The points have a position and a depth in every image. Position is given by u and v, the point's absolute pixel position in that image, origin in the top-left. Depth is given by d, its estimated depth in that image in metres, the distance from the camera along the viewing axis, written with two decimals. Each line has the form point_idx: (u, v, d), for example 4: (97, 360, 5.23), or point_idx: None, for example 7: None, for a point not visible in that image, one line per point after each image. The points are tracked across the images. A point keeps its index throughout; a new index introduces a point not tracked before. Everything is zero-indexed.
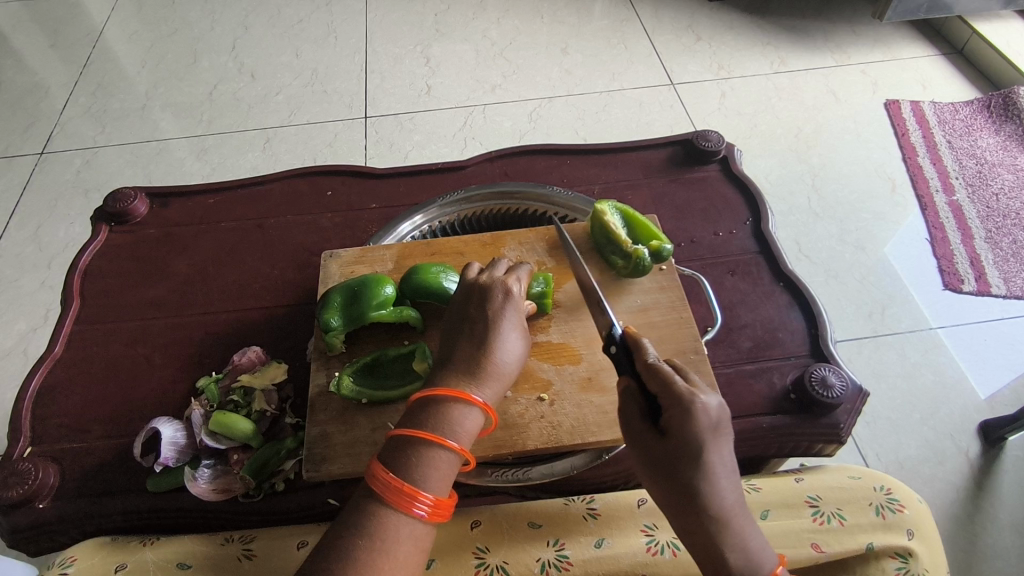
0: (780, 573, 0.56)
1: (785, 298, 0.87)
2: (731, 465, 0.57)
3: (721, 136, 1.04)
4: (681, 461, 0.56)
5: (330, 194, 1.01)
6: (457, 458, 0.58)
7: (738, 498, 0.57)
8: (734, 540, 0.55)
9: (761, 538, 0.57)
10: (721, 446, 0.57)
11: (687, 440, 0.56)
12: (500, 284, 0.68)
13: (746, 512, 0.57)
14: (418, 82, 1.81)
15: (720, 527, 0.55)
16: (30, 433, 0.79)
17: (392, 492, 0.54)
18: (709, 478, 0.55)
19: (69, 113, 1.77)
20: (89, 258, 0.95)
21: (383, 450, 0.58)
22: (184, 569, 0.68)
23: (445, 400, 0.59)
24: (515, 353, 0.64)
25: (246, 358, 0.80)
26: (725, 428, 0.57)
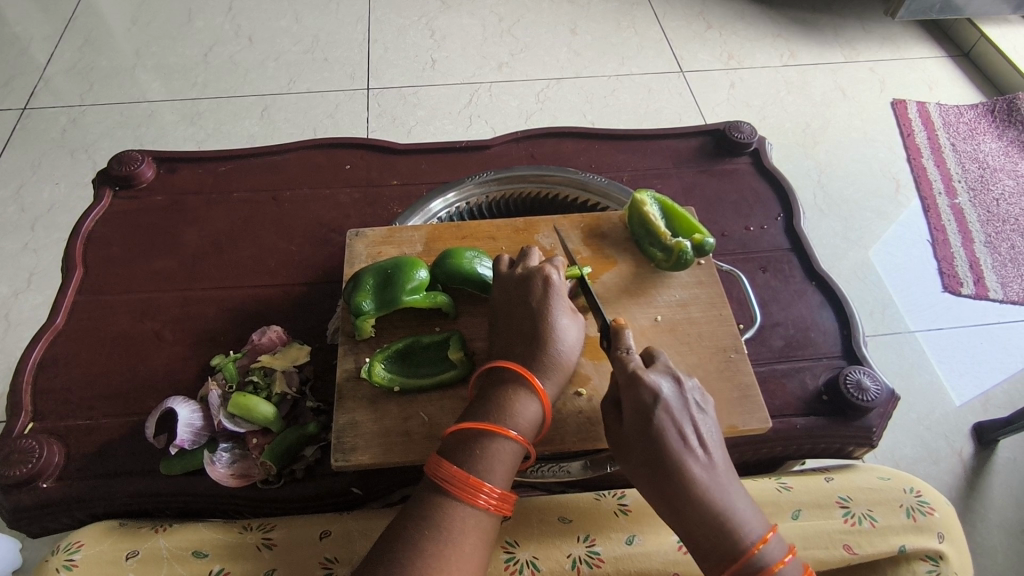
0: (768, 539, 0.56)
1: (817, 297, 0.86)
2: (694, 440, 0.58)
3: (753, 128, 1.01)
4: (638, 439, 0.58)
5: (348, 168, 0.96)
6: (518, 449, 0.58)
7: (705, 470, 0.57)
8: (703, 510, 0.55)
9: (748, 507, 0.57)
10: (678, 421, 0.58)
11: (640, 418, 0.58)
12: (539, 272, 0.66)
13: (720, 483, 0.57)
14: (422, 55, 1.75)
15: (688, 501, 0.56)
16: (31, 408, 0.75)
17: (456, 484, 0.55)
18: (667, 452, 0.56)
19: (54, 67, 1.68)
20: (92, 224, 0.90)
21: (445, 443, 0.59)
22: (200, 558, 0.65)
23: (507, 393, 0.60)
24: (570, 340, 0.64)
25: (267, 337, 0.76)
26: (677, 403, 0.59)
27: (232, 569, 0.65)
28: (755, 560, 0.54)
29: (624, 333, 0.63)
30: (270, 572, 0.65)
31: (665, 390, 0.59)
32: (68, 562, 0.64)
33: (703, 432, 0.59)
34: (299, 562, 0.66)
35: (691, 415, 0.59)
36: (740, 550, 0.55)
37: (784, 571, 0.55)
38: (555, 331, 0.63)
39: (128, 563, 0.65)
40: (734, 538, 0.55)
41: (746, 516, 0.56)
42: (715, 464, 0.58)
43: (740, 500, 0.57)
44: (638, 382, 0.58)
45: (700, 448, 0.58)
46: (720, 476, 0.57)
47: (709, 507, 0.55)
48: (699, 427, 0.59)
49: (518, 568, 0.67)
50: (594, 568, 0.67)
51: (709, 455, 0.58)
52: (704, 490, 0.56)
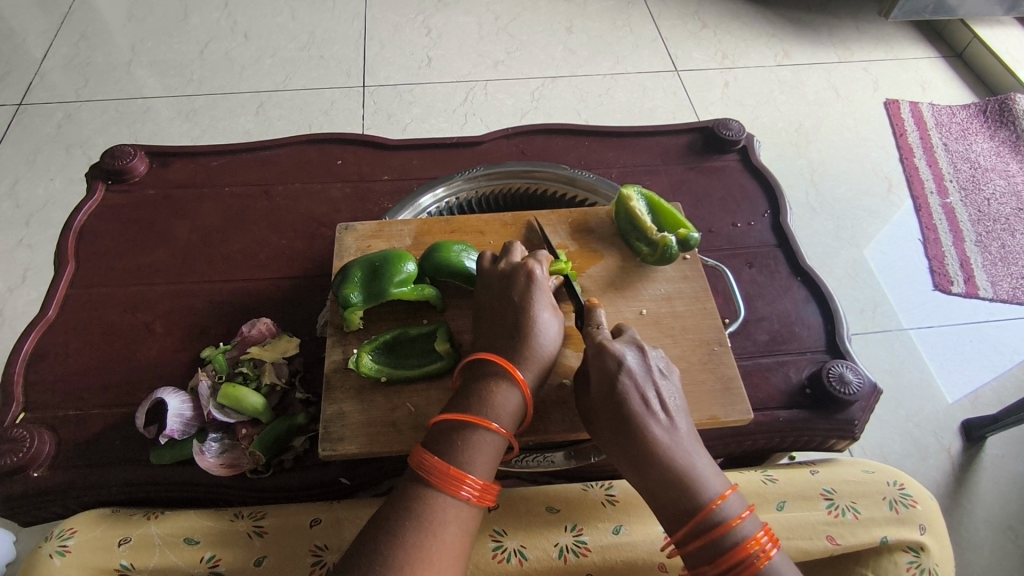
0: (728, 496, 0.57)
1: (802, 292, 0.87)
2: (656, 404, 0.61)
3: (742, 126, 1.02)
4: (604, 406, 0.61)
5: (340, 163, 0.97)
6: (501, 442, 0.59)
7: (666, 432, 0.60)
8: (663, 469, 0.58)
9: (708, 467, 0.59)
10: (641, 386, 0.61)
11: (604, 384, 0.61)
12: (522, 268, 0.68)
13: (681, 445, 0.59)
14: (418, 52, 1.76)
15: (649, 460, 0.58)
16: (23, 399, 0.76)
17: (439, 476, 0.56)
18: (629, 416, 0.60)
19: (50, 63, 1.69)
20: (84, 218, 0.91)
21: (428, 435, 0.60)
22: (192, 544, 0.67)
23: (490, 386, 0.61)
24: (552, 335, 0.65)
25: (256, 329, 0.77)
26: (641, 371, 0.62)
27: (223, 556, 0.66)
28: (712, 515, 0.56)
29: (596, 310, 0.67)
30: (260, 559, 0.67)
31: (629, 358, 0.62)
32: (61, 547, 0.66)
33: (667, 398, 0.62)
34: (290, 549, 0.67)
35: (654, 382, 0.62)
36: (698, 507, 0.56)
37: (743, 528, 0.56)
38: (537, 326, 0.64)
39: (121, 549, 0.66)
40: (692, 496, 0.57)
41: (707, 475, 0.58)
42: (677, 428, 0.60)
43: (701, 462, 0.59)
44: (603, 352, 0.62)
45: (663, 412, 0.61)
46: (681, 438, 0.60)
47: (669, 467, 0.58)
48: (663, 394, 0.62)
49: (505, 555, 0.69)
50: (580, 556, 0.69)
51: (671, 419, 0.61)
52: (664, 451, 0.58)
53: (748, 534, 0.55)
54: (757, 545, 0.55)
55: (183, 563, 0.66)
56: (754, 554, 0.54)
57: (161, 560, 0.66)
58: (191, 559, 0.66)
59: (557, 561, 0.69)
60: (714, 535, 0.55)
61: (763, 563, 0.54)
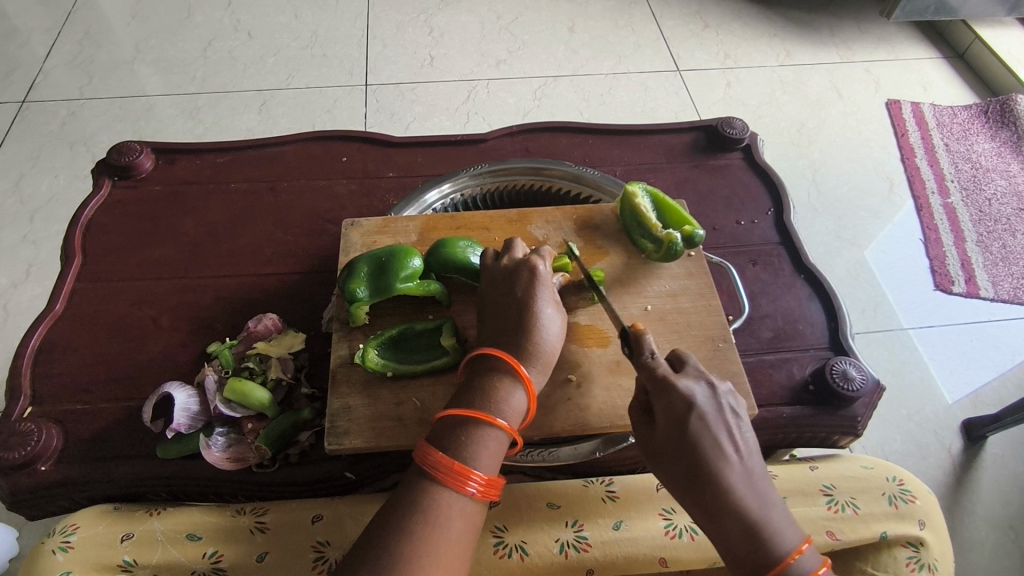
0: (803, 550, 0.57)
1: (806, 290, 0.87)
2: (731, 446, 0.59)
3: (745, 124, 1.03)
4: (673, 449, 0.59)
5: (345, 160, 0.98)
6: (505, 437, 0.60)
7: (741, 476, 0.58)
8: (739, 519, 0.57)
9: (780, 513, 0.58)
10: (712, 427, 0.58)
11: (674, 426, 0.59)
12: (526, 263, 0.68)
13: (755, 489, 0.58)
14: (421, 51, 1.76)
15: (723, 510, 0.57)
16: (30, 392, 0.76)
17: (444, 471, 0.56)
18: (703, 462, 0.57)
19: (53, 61, 1.69)
20: (91, 213, 0.91)
21: (433, 430, 0.60)
22: (195, 540, 0.67)
23: (493, 381, 0.61)
24: (555, 331, 0.65)
25: (263, 325, 0.78)
26: (713, 410, 0.59)
27: (226, 552, 0.67)
28: (791, 569, 0.56)
29: (643, 337, 0.63)
30: (263, 554, 0.67)
31: (698, 397, 0.59)
32: (64, 543, 0.66)
33: (739, 438, 0.59)
34: (292, 545, 0.68)
35: (726, 421, 0.59)
36: (775, 559, 0.56)
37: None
38: (540, 321, 0.65)
39: (123, 546, 0.67)
40: (769, 547, 0.56)
41: (780, 523, 0.57)
42: (748, 469, 0.58)
43: (773, 508, 0.58)
44: (673, 391, 0.59)
45: (735, 454, 0.58)
46: (755, 481, 0.58)
47: (744, 515, 0.57)
48: (735, 433, 0.59)
49: (507, 551, 0.69)
50: (581, 552, 0.70)
51: (743, 460, 0.59)
52: (740, 498, 0.57)
53: None
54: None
55: (185, 559, 0.66)
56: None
57: (163, 556, 0.66)
58: (193, 555, 0.66)
59: (559, 557, 0.70)
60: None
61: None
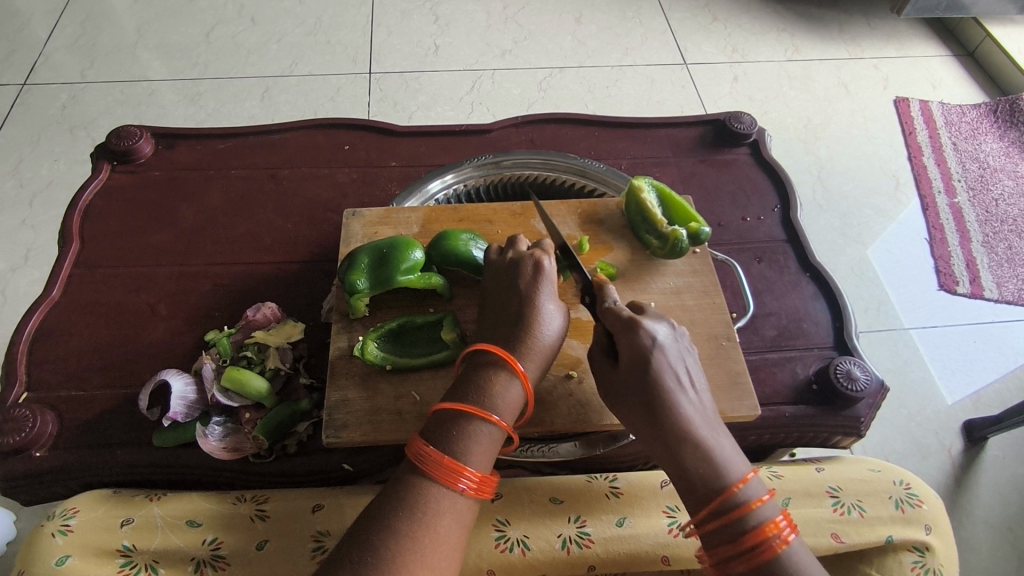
0: (751, 479, 0.56)
1: (811, 288, 0.86)
2: (686, 379, 0.60)
3: (753, 119, 1.01)
4: (632, 381, 0.59)
5: (347, 148, 0.96)
6: (498, 433, 0.59)
7: (696, 408, 0.59)
8: (695, 448, 0.57)
9: (729, 446, 0.58)
10: (672, 361, 0.59)
11: (635, 360, 0.59)
12: (532, 257, 0.67)
13: (709, 423, 0.58)
14: (425, 40, 1.74)
15: (680, 438, 0.57)
16: (26, 378, 0.75)
17: (434, 465, 0.56)
18: (660, 391, 0.58)
19: (54, 43, 1.67)
20: (89, 197, 0.90)
21: (426, 424, 0.59)
22: (194, 527, 0.67)
23: (487, 375, 0.60)
24: (554, 325, 0.64)
25: (261, 314, 0.77)
26: (672, 346, 0.60)
27: (226, 539, 0.66)
28: (736, 497, 0.55)
29: (607, 287, 0.65)
30: (263, 542, 0.67)
31: (660, 334, 0.60)
32: (64, 526, 0.65)
33: (693, 373, 0.61)
34: (292, 535, 0.67)
35: (683, 358, 0.60)
36: (725, 488, 0.55)
37: (763, 510, 0.55)
38: (541, 316, 0.64)
39: (123, 530, 0.66)
40: (722, 476, 0.56)
41: (731, 456, 0.57)
42: (704, 406, 0.59)
43: (726, 442, 0.58)
44: (636, 328, 0.59)
45: (690, 388, 0.59)
46: (708, 416, 0.59)
47: (699, 445, 0.57)
48: (689, 369, 0.61)
49: (509, 546, 0.69)
50: (583, 548, 0.69)
51: (698, 395, 0.60)
52: (695, 427, 0.57)
53: (767, 517, 0.55)
54: (775, 529, 0.54)
55: (185, 544, 0.66)
56: (772, 538, 0.53)
57: (163, 542, 0.66)
58: (193, 542, 0.66)
59: (561, 552, 0.69)
60: (736, 514, 0.54)
61: (780, 548, 0.53)
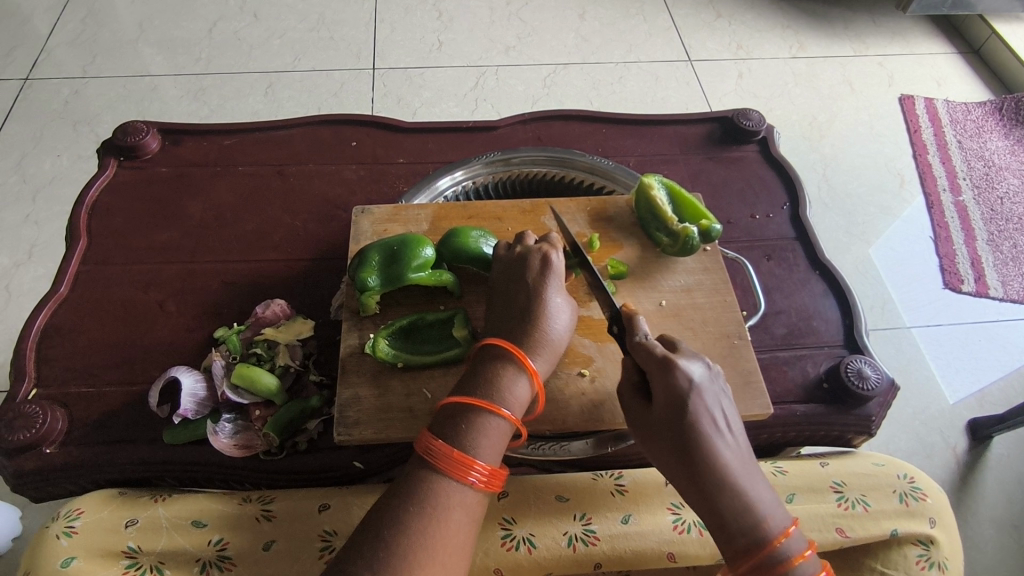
0: (788, 527, 0.56)
1: (820, 286, 0.86)
2: (723, 424, 0.58)
3: (762, 116, 1.01)
4: (669, 427, 0.58)
5: (354, 145, 0.96)
6: (507, 426, 0.59)
7: (734, 453, 0.58)
8: (735, 496, 0.56)
9: (766, 491, 0.57)
10: (709, 404, 0.58)
11: (672, 403, 0.58)
12: (540, 251, 0.67)
13: (746, 467, 0.57)
14: (429, 36, 1.73)
15: (718, 487, 0.56)
16: (34, 374, 0.75)
17: (444, 458, 0.55)
18: (698, 437, 0.57)
19: (57, 39, 1.66)
20: (96, 193, 0.90)
21: (435, 419, 0.59)
22: (200, 528, 0.67)
23: (495, 368, 0.60)
24: (563, 321, 0.65)
25: (270, 311, 0.77)
26: (709, 388, 0.59)
27: (232, 540, 0.66)
28: (772, 541, 0.55)
29: (637, 321, 0.64)
30: (269, 543, 0.67)
31: (696, 374, 0.59)
32: (69, 528, 0.65)
33: (729, 415, 0.59)
34: (298, 535, 0.67)
35: (719, 400, 0.59)
36: (765, 537, 0.55)
37: (805, 567, 0.54)
38: (549, 310, 0.64)
39: (128, 531, 0.66)
40: (761, 524, 0.55)
41: (769, 502, 0.57)
42: (741, 449, 0.58)
43: (764, 488, 0.57)
44: (672, 368, 0.58)
45: (728, 432, 0.58)
46: (745, 460, 0.58)
47: (738, 493, 0.56)
48: (725, 411, 0.59)
49: (514, 543, 0.69)
50: (589, 546, 0.69)
51: (734, 438, 0.59)
52: (733, 474, 0.56)
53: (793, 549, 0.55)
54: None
55: (191, 546, 0.66)
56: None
57: (169, 543, 0.66)
58: (199, 543, 0.66)
59: (567, 550, 0.69)
60: (774, 556, 0.54)
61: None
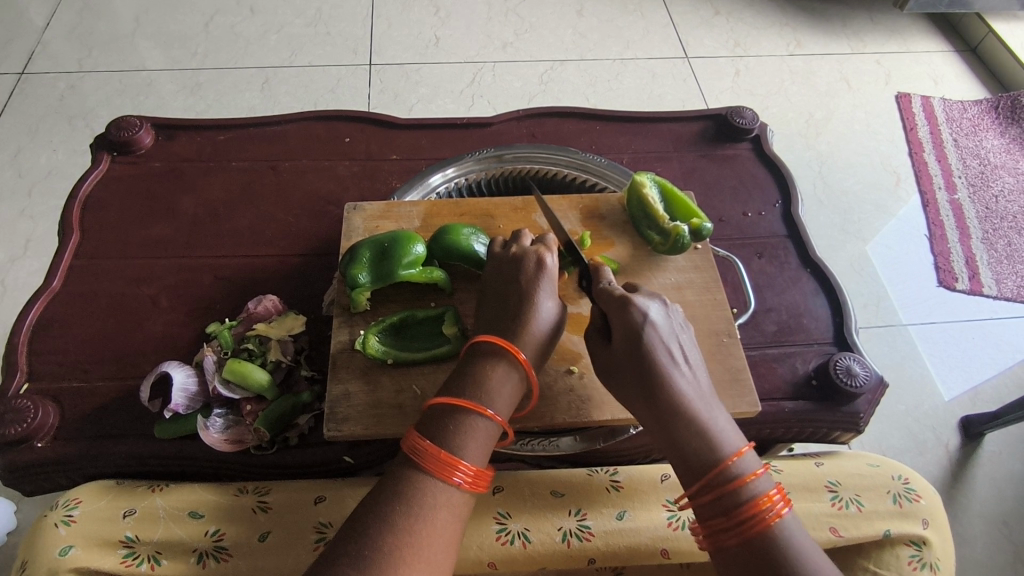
0: (745, 452, 0.57)
1: (811, 284, 0.86)
2: (680, 357, 0.60)
3: (755, 114, 1.01)
4: (627, 360, 0.59)
5: (348, 141, 0.96)
6: (494, 428, 0.59)
7: (692, 385, 0.59)
8: (692, 424, 0.57)
9: (725, 421, 0.58)
10: (666, 338, 0.59)
11: (629, 337, 0.59)
12: (533, 253, 0.67)
13: (705, 399, 0.58)
14: (426, 32, 1.73)
15: (675, 415, 0.57)
16: (27, 369, 0.75)
17: (430, 459, 0.56)
18: (654, 367, 0.58)
19: (52, 33, 1.66)
20: (89, 188, 0.90)
21: (423, 418, 0.60)
22: (196, 518, 0.67)
23: (484, 369, 0.60)
24: (551, 321, 0.64)
25: (263, 306, 0.77)
26: (665, 323, 0.60)
27: (228, 530, 0.67)
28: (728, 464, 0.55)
29: (603, 270, 0.66)
30: (265, 533, 0.67)
31: (652, 310, 0.60)
32: (66, 517, 0.66)
33: (687, 350, 0.61)
34: (294, 526, 0.67)
35: (676, 334, 0.61)
36: (721, 460, 0.56)
37: (759, 484, 0.55)
38: (539, 312, 0.64)
39: (125, 521, 0.66)
40: (717, 449, 0.56)
41: (726, 430, 0.57)
42: (699, 382, 0.59)
43: (721, 417, 0.58)
44: (628, 305, 0.60)
45: (685, 365, 0.59)
46: (704, 392, 0.59)
47: (694, 420, 0.57)
48: (684, 347, 0.61)
49: (510, 538, 0.69)
50: (584, 541, 0.69)
51: (693, 372, 0.60)
52: (689, 402, 0.57)
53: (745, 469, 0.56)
54: (769, 503, 0.54)
55: (187, 536, 0.66)
56: (766, 511, 0.54)
57: (166, 533, 0.66)
58: (195, 533, 0.66)
59: (561, 545, 0.69)
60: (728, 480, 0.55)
61: (775, 520, 0.54)
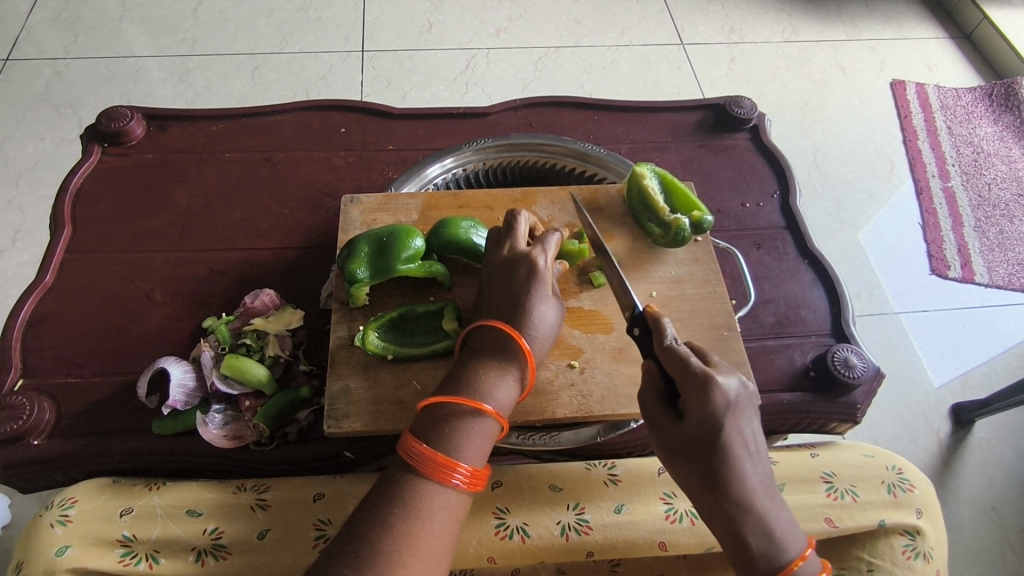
0: (807, 556, 0.55)
1: (809, 276, 0.86)
2: (752, 445, 0.56)
3: (754, 104, 1.00)
4: (696, 444, 0.55)
5: (343, 131, 0.95)
6: (490, 429, 0.59)
7: (760, 477, 0.55)
8: (757, 518, 0.54)
9: (786, 517, 0.56)
10: (742, 424, 0.55)
11: (705, 425, 0.54)
12: (526, 257, 0.66)
13: (769, 491, 0.55)
14: (419, 17, 1.70)
15: (744, 511, 0.54)
16: (21, 365, 0.74)
17: (428, 463, 0.55)
18: (726, 458, 0.54)
19: (37, 17, 1.62)
20: (80, 180, 0.88)
21: (416, 422, 0.59)
22: (196, 517, 0.67)
23: (478, 371, 0.61)
24: (548, 324, 0.65)
25: (260, 301, 0.76)
26: (744, 406, 0.56)
27: (227, 529, 0.67)
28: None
29: (662, 322, 0.60)
30: (264, 531, 0.67)
31: (733, 391, 0.55)
32: (63, 517, 0.66)
33: (757, 436, 0.57)
34: (293, 523, 0.68)
35: (749, 417, 0.56)
36: (784, 564, 0.54)
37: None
38: (534, 316, 0.64)
39: (123, 520, 0.66)
40: (781, 552, 0.54)
41: (788, 531, 0.55)
42: (765, 469, 0.56)
43: (784, 510, 0.56)
44: (708, 387, 0.55)
45: (755, 452, 0.56)
46: (768, 482, 0.56)
47: (761, 516, 0.54)
48: (755, 432, 0.57)
49: (508, 532, 0.70)
50: (582, 535, 0.70)
51: (761, 460, 0.56)
52: (758, 499, 0.54)
53: None
54: None
55: (186, 534, 0.66)
56: None
57: (164, 531, 0.66)
58: (194, 531, 0.66)
59: (560, 539, 0.70)
60: None
61: None
